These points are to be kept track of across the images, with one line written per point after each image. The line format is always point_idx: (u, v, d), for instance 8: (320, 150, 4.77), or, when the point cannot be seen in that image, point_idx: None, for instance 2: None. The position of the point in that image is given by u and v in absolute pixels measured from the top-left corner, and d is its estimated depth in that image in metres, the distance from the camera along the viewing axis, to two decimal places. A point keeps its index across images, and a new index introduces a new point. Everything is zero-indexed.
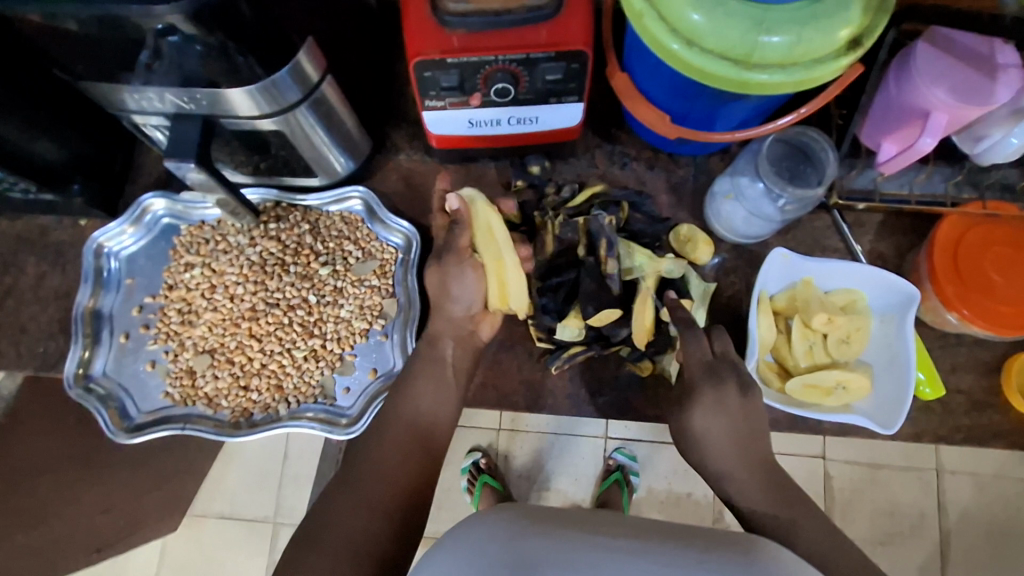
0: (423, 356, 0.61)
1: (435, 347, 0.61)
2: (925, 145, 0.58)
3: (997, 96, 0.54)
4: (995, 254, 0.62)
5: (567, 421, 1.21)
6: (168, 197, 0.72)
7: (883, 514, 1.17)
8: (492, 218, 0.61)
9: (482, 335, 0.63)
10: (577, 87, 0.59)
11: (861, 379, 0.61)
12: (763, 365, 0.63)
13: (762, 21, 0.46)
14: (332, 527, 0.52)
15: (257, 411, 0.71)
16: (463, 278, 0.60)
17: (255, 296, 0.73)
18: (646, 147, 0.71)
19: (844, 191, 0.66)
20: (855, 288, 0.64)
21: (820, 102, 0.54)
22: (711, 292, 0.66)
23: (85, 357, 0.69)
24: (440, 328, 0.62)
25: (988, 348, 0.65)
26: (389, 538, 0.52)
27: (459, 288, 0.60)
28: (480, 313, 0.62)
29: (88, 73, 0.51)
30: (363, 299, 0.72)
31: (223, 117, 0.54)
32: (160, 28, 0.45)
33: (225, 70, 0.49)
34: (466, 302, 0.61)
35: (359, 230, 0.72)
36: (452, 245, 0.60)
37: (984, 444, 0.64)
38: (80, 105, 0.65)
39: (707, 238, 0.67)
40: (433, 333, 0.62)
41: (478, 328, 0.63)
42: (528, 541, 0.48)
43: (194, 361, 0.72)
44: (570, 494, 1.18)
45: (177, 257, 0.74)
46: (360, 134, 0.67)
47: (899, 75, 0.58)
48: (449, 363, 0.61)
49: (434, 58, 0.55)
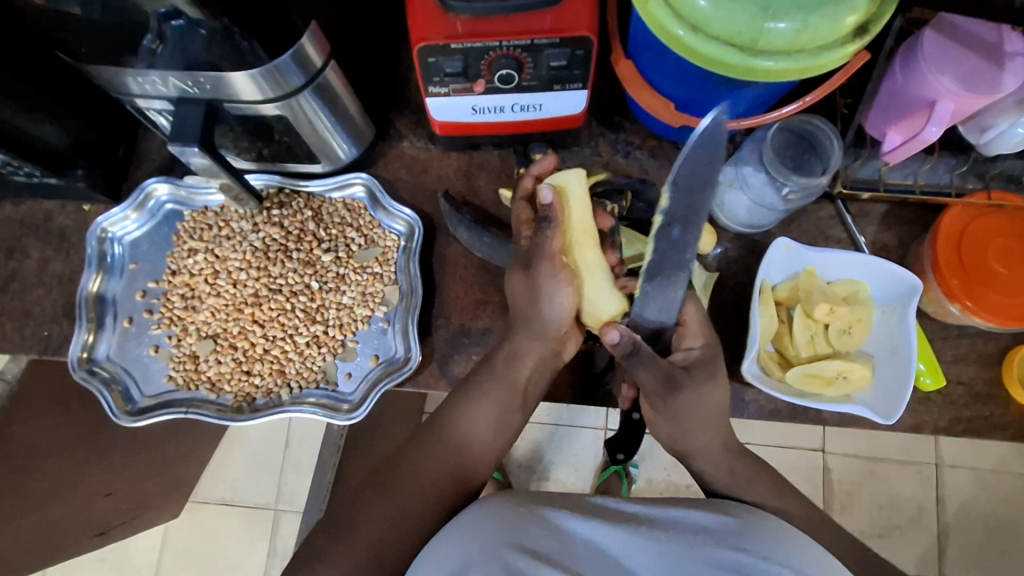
0: (498, 372, 0.61)
1: (512, 366, 0.61)
2: (930, 135, 0.58)
3: (1003, 84, 0.54)
4: (999, 244, 0.62)
5: (567, 411, 1.21)
6: (172, 182, 0.72)
7: (880, 506, 1.18)
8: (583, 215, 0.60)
9: (563, 355, 0.63)
10: (581, 74, 0.59)
11: (862, 369, 0.61)
12: (765, 355, 0.63)
13: (768, 7, 0.46)
14: (355, 523, 0.55)
15: (259, 396, 0.71)
16: (552, 291, 0.58)
17: (258, 282, 0.73)
18: (650, 136, 0.71)
19: (848, 180, 0.65)
20: (857, 278, 0.64)
21: (827, 91, 0.55)
22: (714, 282, 0.66)
23: (89, 341, 0.69)
24: (523, 346, 0.60)
25: (991, 340, 0.65)
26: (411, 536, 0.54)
27: (550, 300, 0.58)
28: (567, 332, 0.61)
29: (90, 55, 0.51)
30: (365, 286, 0.72)
31: (227, 101, 0.54)
32: (163, 10, 0.47)
33: (228, 53, 0.49)
34: (556, 318, 0.59)
35: (362, 218, 0.73)
36: (545, 250, 0.57)
37: (983, 435, 0.64)
38: (81, 87, 0.65)
39: (712, 229, 0.65)
40: (515, 351, 0.61)
41: (564, 347, 0.62)
42: (526, 527, 0.48)
43: (197, 346, 0.72)
44: (569, 484, 1.19)
45: (181, 243, 0.74)
46: (363, 121, 0.66)
47: (907, 63, 0.57)
48: (523, 387, 0.61)
49: (437, 44, 0.55)
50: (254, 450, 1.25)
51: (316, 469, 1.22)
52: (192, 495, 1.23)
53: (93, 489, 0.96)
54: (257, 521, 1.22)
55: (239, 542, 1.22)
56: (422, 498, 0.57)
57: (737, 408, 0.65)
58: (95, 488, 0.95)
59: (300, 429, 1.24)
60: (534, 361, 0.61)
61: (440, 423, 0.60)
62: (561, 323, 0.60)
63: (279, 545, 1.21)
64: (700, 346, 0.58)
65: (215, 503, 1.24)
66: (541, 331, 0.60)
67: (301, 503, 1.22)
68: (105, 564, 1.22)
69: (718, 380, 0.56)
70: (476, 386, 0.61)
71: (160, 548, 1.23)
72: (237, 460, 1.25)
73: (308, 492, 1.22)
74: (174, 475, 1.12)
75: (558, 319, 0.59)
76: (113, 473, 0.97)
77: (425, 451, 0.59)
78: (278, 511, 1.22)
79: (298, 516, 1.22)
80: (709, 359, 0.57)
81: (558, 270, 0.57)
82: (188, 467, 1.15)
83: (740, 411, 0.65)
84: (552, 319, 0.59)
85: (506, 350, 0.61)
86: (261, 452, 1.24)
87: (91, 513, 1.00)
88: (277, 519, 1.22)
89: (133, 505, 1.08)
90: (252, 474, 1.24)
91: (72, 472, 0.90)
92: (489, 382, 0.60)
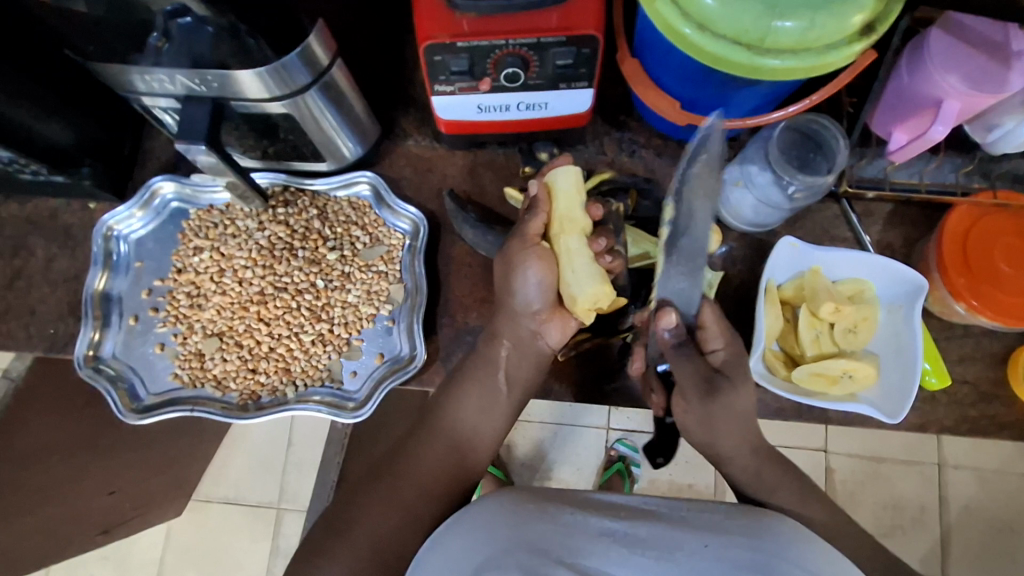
0: (478, 355, 0.62)
1: (490, 347, 0.61)
2: (936, 133, 0.57)
3: (1009, 84, 0.54)
4: (1005, 244, 0.61)
5: (570, 411, 1.21)
6: (177, 180, 0.72)
7: (883, 506, 1.18)
8: (571, 207, 0.59)
9: (547, 342, 0.61)
10: (586, 73, 0.59)
11: (867, 369, 0.61)
12: (770, 354, 0.63)
13: (775, 5, 0.46)
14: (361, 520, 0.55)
15: (264, 395, 0.71)
16: (523, 267, 0.58)
17: (264, 280, 0.73)
18: (656, 134, 0.71)
19: (854, 179, 0.66)
20: (862, 278, 0.64)
21: (833, 90, 0.54)
22: (718, 281, 0.64)
23: (95, 338, 0.69)
24: (500, 327, 0.61)
25: (996, 340, 0.65)
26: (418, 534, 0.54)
27: (522, 278, 0.59)
28: (547, 313, 0.60)
29: (98, 53, 0.51)
30: (370, 284, 0.72)
31: (234, 99, 0.54)
32: (170, 8, 0.47)
33: (236, 52, 0.49)
34: (530, 296, 0.59)
35: (367, 216, 0.73)
36: (522, 231, 0.59)
37: (988, 435, 0.64)
38: (87, 85, 0.65)
39: (716, 226, 0.65)
40: (494, 331, 0.62)
41: (546, 332, 0.61)
42: (534, 524, 0.48)
43: (202, 344, 0.73)
44: (571, 484, 1.19)
45: (186, 241, 0.74)
46: (369, 119, 0.67)
47: (913, 62, 0.57)
48: (501, 368, 0.61)
49: (444, 42, 0.55)
50: (257, 449, 1.25)
51: (319, 468, 1.23)
52: (195, 494, 1.24)
53: (98, 487, 0.96)
54: (260, 519, 1.23)
55: (242, 541, 1.22)
56: (429, 497, 0.57)
57: None
58: (99, 486, 0.96)
59: (303, 428, 1.24)
60: (510, 342, 0.61)
61: (433, 411, 0.61)
62: (537, 303, 0.59)
63: (282, 544, 1.21)
64: (723, 347, 0.56)
65: (217, 502, 1.24)
66: (513, 308, 0.60)
67: (303, 502, 1.22)
68: (108, 563, 1.22)
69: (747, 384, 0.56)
70: (460, 373, 0.62)
71: (162, 547, 1.23)
72: (240, 459, 1.25)
73: (311, 491, 1.22)
74: (178, 473, 1.13)
75: (533, 297, 0.59)
76: (118, 471, 0.97)
77: (430, 448, 0.59)
78: (280, 509, 1.23)
79: (300, 515, 1.22)
80: (735, 359, 0.56)
81: (528, 246, 0.58)
82: (191, 465, 1.15)
83: None
84: (525, 298, 0.59)
85: (485, 333, 0.63)
86: (264, 451, 1.25)
87: (96, 511, 1.01)
88: (279, 517, 1.22)
89: (137, 503, 1.08)
90: (255, 473, 1.24)
91: (77, 470, 0.90)
92: (471, 365, 0.61)
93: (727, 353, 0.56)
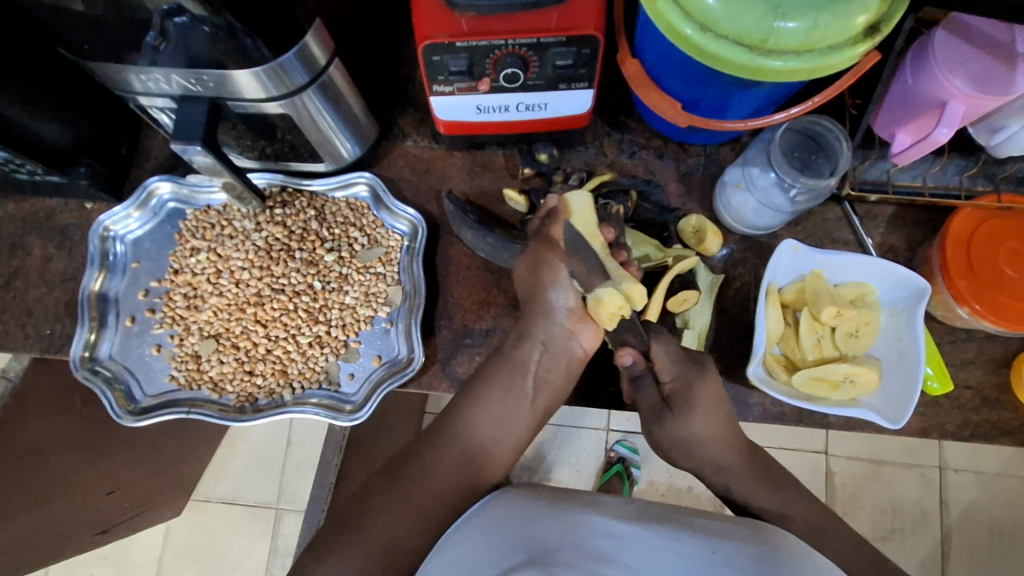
0: (507, 355, 0.61)
1: (520, 346, 0.61)
2: (940, 136, 0.56)
3: (1015, 86, 0.53)
4: (1009, 247, 0.61)
5: (569, 412, 1.21)
6: (175, 180, 0.72)
7: (883, 509, 1.17)
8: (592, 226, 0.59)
9: (580, 344, 0.61)
10: (587, 73, 0.59)
11: (869, 373, 0.60)
12: (771, 358, 0.62)
13: (778, 5, 0.45)
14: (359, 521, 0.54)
15: (261, 396, 0.70)
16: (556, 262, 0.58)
17: (261, 281, 0.73)
18: (656, 136, 0.71)
19: (856, 182, 0.65)
20: (866, 282, 0.63)
21: (836, 91, 0.53)
22: (718, 284, 0.65)
23: (90, 340, 0.69)
24: (535, 328, 0.60)
25: (999, 344, 0.65)
26: (417, 538, 0.54)
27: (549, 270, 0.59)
28: (579, 314, 0.60)
29: (94, 53, 0.51)
30: (368, 286, 0.71)
31: (230, 99, 0.54)
32: (167, 7, 0.46)
33: (231, 51, 0.48)
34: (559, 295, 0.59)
35: (365, 218, 0.72)
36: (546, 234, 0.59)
37: (991, 440, 0.63)
38: (85, 85, 0.65)
39: (717, 229, 0.65)
40: (523, 333, 0.61)
41: (581, 332, 0.61)
42: (536, 525, 0.48)
43: (199, 346, 0.72)
44: (570, 485, 1.19)
45: (183, 242, 0.74)
46: (367, 119, 0.66)
47: (917, 63, 0.57)
48: (530, 370, 0.60)
49: (442, 42, 0.54)
50: (255, 449, 1.24)
51: (317, 468, 1.22)
52: (193, 494, 1.23)
53: (95, 487, 0.95)
54: (258, 520, 1.22)
55: (239, 541, 1.22)
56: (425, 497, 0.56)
57: (742, 410, 0.64)
58: (96, 486, 0.95)
59: (302, 428, 1.24)
60: (542, 343, 0.60)
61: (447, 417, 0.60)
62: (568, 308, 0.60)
63: (280, 544, 1.21)
64: (671, 379, 0.57)
65: (215, 501, 1.23)
66: (547, 308, 0.60)
67: (302, 502, 1.22)
68: (107, 562, 1.22)
69: (725, 395, 0.56)
70: (486, 376, 0.61)
71: (160, 547, 1.22)
72: (238, 459, 1.24)
73: (309, 490, 1.22)
74: (176, 473, 1.12)
75: (562, 293, 0.59)
76: (115, 471, 0.97)
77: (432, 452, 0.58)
78: (279, 509, 1.22)
79: (299, 515, 1.22)
80: (683, 389, 0.57)
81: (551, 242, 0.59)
82: (190, 465, 1.15)
83: (744, 414, 0.64)
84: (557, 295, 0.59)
85: (517, 332, 0.62)
86: (262, 451, 1.24)
87: (93, 511, 1.00)
88: (278, 517, 1.22)
89: (135, 502, 1.08)
90: (253, 473, 1.24)
91: (73, 470, 0.89)
92: (496, 366, 0.61)
93: (676, 383, 0.57)
